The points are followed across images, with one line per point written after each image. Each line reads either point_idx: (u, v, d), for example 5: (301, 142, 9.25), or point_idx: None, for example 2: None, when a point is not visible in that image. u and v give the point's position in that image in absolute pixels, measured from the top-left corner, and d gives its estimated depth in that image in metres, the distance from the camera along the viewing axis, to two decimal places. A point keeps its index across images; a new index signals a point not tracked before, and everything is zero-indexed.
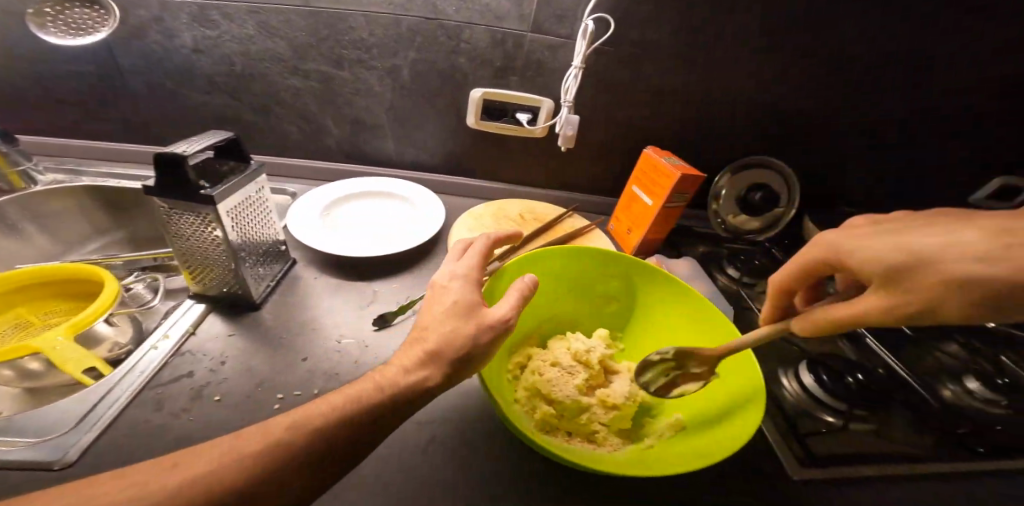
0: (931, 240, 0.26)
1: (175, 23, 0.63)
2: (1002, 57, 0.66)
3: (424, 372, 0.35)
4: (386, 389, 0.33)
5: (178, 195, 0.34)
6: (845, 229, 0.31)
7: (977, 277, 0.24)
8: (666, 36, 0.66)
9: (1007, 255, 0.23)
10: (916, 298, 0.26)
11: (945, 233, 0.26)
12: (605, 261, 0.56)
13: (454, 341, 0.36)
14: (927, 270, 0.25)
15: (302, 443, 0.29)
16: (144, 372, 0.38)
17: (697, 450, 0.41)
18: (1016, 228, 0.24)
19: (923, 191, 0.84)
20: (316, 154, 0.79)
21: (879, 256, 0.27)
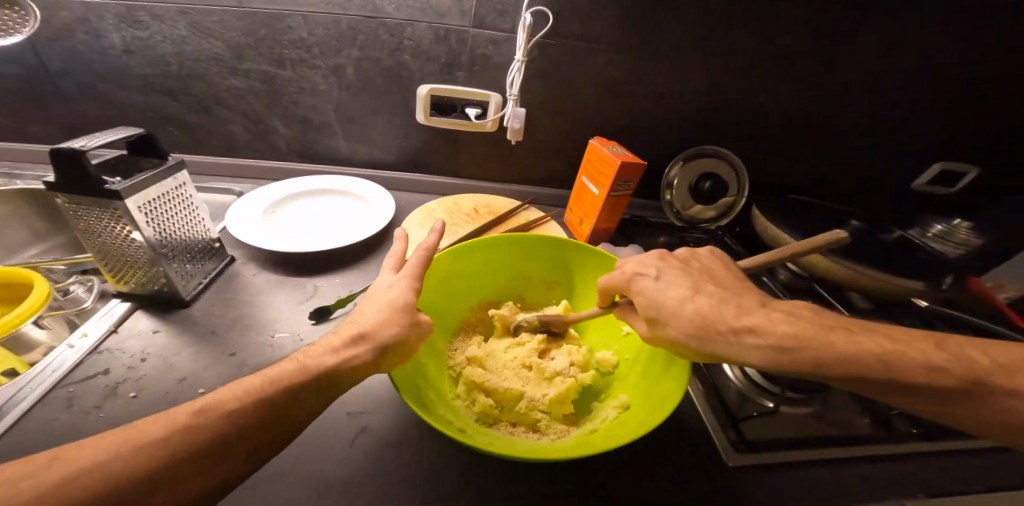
0: (668, 303, 0.38)
1: (102, 24, 0.64)
2: (917, 44, 0.69)
3: (353, 354, 0.35)
4: (310, 370, 0.33)
5: (84, 189, 0.38)
6: (638, 268, 0.42)
7: (680, 333, 0.36)
8: (605, 31, 0.67)
9: (696, 330, 0.36)
10: (659, 331, 0.39)
11: (680, 299, 0.38)
12: (541, 246, 0.57)
13: (387, 326, 0.37)
14: (664, 324, 0.38)
15: (211, 425, 0.28)
16: (55, 372, 0.40)
17: (640, 421, 0.40)
18: (710, 312, 0.36)
19: (860, 177, 0.88)
20: (264, 153, 0.80)
21: (645, 307, 0.39)
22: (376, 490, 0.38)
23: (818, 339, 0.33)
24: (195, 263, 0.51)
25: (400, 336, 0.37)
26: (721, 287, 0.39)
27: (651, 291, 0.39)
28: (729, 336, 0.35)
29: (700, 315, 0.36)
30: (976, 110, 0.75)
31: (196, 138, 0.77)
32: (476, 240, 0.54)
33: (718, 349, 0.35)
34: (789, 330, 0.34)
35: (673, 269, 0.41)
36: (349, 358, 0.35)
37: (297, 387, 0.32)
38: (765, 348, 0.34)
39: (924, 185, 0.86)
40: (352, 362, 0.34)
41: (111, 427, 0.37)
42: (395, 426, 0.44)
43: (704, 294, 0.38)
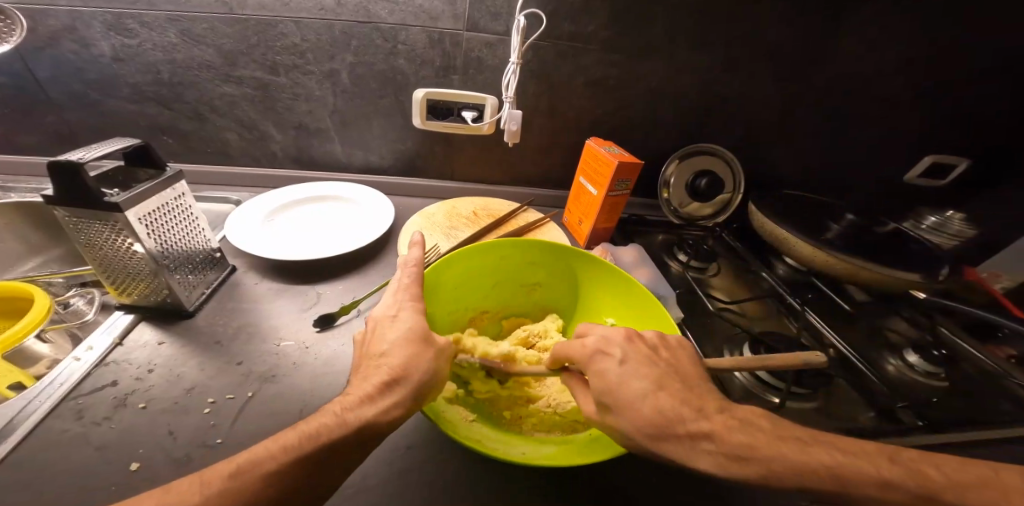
0: (633, 399, 0.36)
1: (89, 32, 0.63)
2: (906, 38, 0.70)
3: (391, 402, 0.34)
4: (349, 422, 0.32)
5: (83, 201, 0.38)
6: (602, 345, 0.40)
7: (628, 431, 0.35)
8: (599, 31, 0.68)
9: (650, 430, 0.34)
10: (602, 422, 0.37)
11: (642, 402, 0.35)
12: (535, 250, 0.57)
13: (418, 366, 0.37)
14: (617, 412, 0.36)
15: (252, 488, 0.28)
16: (64, 383, 0.40)
17: None
18: (664, 418, 0.35)
19: (854, 171, 0.89)
20: (261, 160, 0.80)
21: (601, 391, 0.37)
22: (390, 494, 0.38)
23: (768, 447, 0.33)
24: (196, 274, 0.50)
25: (430, 374, 0.37)
26: (684, 388, 0.37)
27: (608, 375, 0.37)
28: (683, 441, 0.34)
29: (659, 415, 0.35)
30: (965, 103, 0.76)
31: (190, 145, 0.77)
32: (468, 249, 0.52)
33: (664, 453, 0.34)
34: (743, 441, 0.34)
35: (639, 355, 0.39)
36: (387, 407, 0.34)
37: (341, 442, 0.31)
38: (720, 457, 0.33)
39: (916, 178, 0.88)
40: (390, 411, 0.34)
41: (120, 439, 0.37)
42: (406, 430, 0.43)
43: (665, 396, 0.36)
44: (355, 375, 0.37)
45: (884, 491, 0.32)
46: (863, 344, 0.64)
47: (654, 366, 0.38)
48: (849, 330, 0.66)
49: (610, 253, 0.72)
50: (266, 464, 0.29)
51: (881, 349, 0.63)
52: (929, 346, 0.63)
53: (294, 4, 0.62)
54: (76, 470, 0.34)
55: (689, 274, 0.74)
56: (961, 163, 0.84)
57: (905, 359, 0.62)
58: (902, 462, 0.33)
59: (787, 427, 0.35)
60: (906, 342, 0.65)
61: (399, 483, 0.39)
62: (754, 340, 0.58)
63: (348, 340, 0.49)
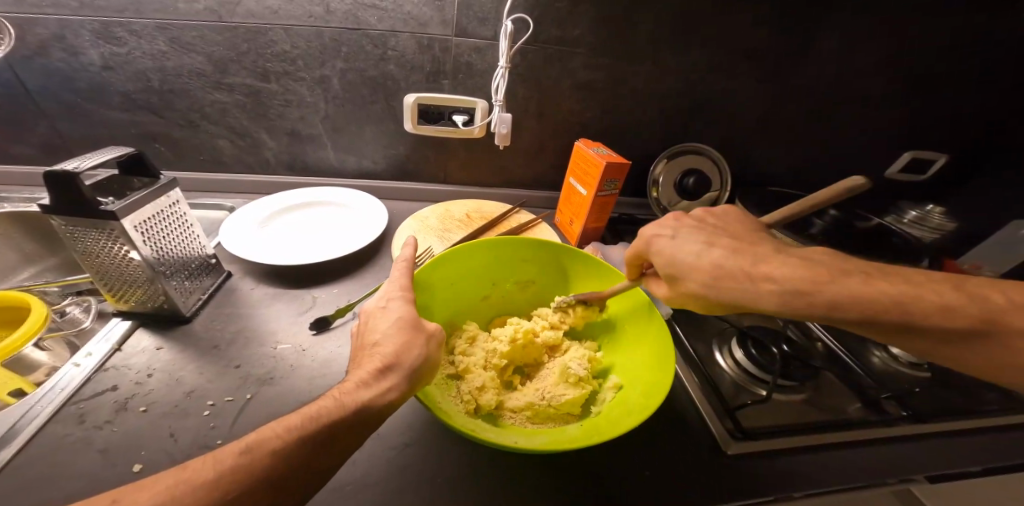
0: (705, 265, 0.36)
1: (78, 40, 0.63)
2: (881, 37, 0.73)
3: (387, 386, 0.35)
4: (347, 405, 0.33)
5: (81, 212, 0.38)
6: (652, 232, 0.41)
7: (701, 293, 0.37)
8: (584, 35, 0.69)
9: (714, 282, 0.36)
10: (682, 296, 0.40)
11: (719, 265, 0.36)
12: (528, 248, 0.58)
13: (409, 352, 0.38)
14: (682, 279, 0.38)
15: (259, 464, 0.28)
16: (64, 389, 0.41)
17: (638, 404, 0.42)
18: (721, 262, 0.36)
19: (836, 169, 0.91)
20: (254, 168, 0.80)
21: (665, 266, 0.39)
22: (392, 491, 0.39)
23: (833, 280, 0.32)
24: (192, 280, 0.51)
25: (422, 357, 0.38)
26: (734, 238, 0.38)
27: (659, 257, 0.40)
28: (746, 281, 0.34)
29: (716, 267, 0.36)
30: (950, 101, 0.80)
31: (181, 153, 0.77)
32: (462, 248, 0.54)
33: (729, 301, 0.35)
34: (806, 275, 0.33)
35: (690, 227, 0.40)
36: (384, 390, 0.35)
37: (342, 422, 0.32)
38: (781, 293, 0.33)
39: (897, 173, 0.91)
40: (387, 394, 0.35)
41: (122, 441, 0.37)
42: (404, 428, 0.44)
43: (719, 247, 0.37)
44: (350, 367, 0.38)
45: (950, 318, 0.30)
46: (849, 337, 0.66)
47: (706, 234, 0.38)
48: (835, 324, 0.68)
49: (601, 253, 0.73)
50: (270, 443, 0.29)
51: (866, 342, 0.65)
52: None
53: (284, 12, 0.63)
54: (79, 471, 0.35)
55: None
56: (939, 158, 0.88)
57: (889, 350, 0.64)
58: (968, 291, 0.31)
59: (851, 264, 0.34)
60: (889, 332, 0.67)
61: (400, 479, 0.40)
62: (742, 335, 0.60)
63: (345, 342, 0.50)
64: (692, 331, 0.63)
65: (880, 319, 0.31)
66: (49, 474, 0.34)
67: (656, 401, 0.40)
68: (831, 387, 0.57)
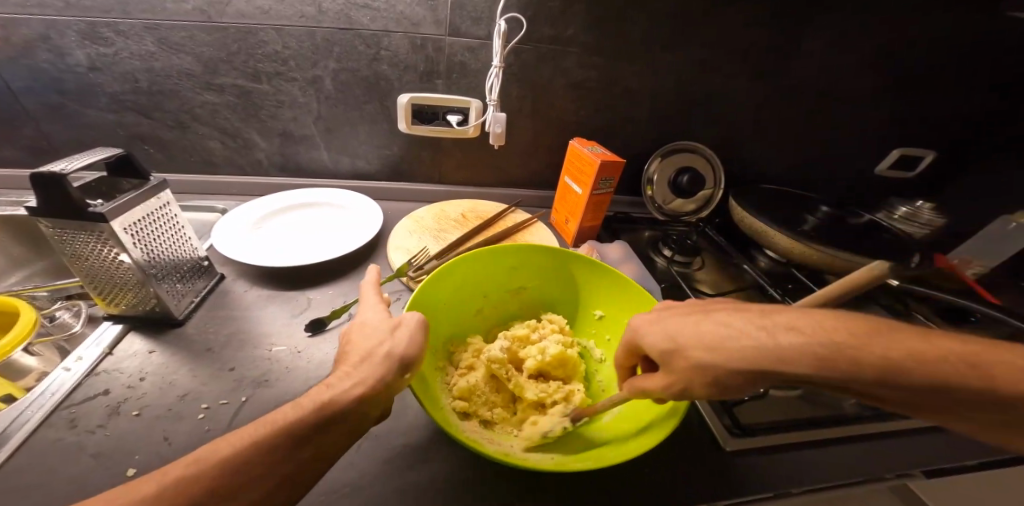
0: (712, 337, 0.31)
1: (63, 41, 0.62)
2: (870, 34, 0.73)
3: (353, 382, 0.34)
4: (307, 406, 0.32)
5: (67, 214, 0.38)
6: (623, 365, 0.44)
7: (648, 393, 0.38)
8: (577, 35, 0.69)
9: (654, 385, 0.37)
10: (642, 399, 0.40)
11: (729, 335, 0.31)
12: (521, 253, 0.58)
13: (379, 351, 0.37)
14: (686, 350, 0.33)
15: (213, 469, 0.28)
16: (55, 394, 0.40)
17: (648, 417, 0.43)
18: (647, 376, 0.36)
19: (827, 166, 0.93)
20: (246, 169, 0.80)
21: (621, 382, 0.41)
22: (391, 492, 0.38)
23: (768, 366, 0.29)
24: (184, 282, 0.50)
25: (394, 352, 0.37)
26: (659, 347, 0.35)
27: (653, 324, 0.36)
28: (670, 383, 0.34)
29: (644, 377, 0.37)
30: (936, 98, 0.82)
31: (172, 154, 0.76)
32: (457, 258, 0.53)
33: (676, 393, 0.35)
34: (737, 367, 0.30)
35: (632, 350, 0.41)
36: (348, 390, 0.34)
37: (309, 420, 0.31)
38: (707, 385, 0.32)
39: (886, 170, 0.93)
40: (352, 394, 0.33)
41: (116, 445, 0.37)
42: (403, 429, 0.44)
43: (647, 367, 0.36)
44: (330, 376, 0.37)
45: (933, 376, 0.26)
46: None
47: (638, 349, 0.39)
48: None
49: (597, 251, 0.73)
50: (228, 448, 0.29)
51: None
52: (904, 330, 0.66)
53: (275, 12, 0.62)
54: (72, 477, 0.34)
55: (674, 269, 0.76)
56: (926, 155, 0.89)
57: None
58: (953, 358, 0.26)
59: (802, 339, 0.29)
60: (882, 328, 0.67)
61: (402, 479, 0.40)
62: None
63: (341, 344, 0.50)
64: None
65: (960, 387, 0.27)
66: (41, 479, 0.34)
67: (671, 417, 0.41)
68: None
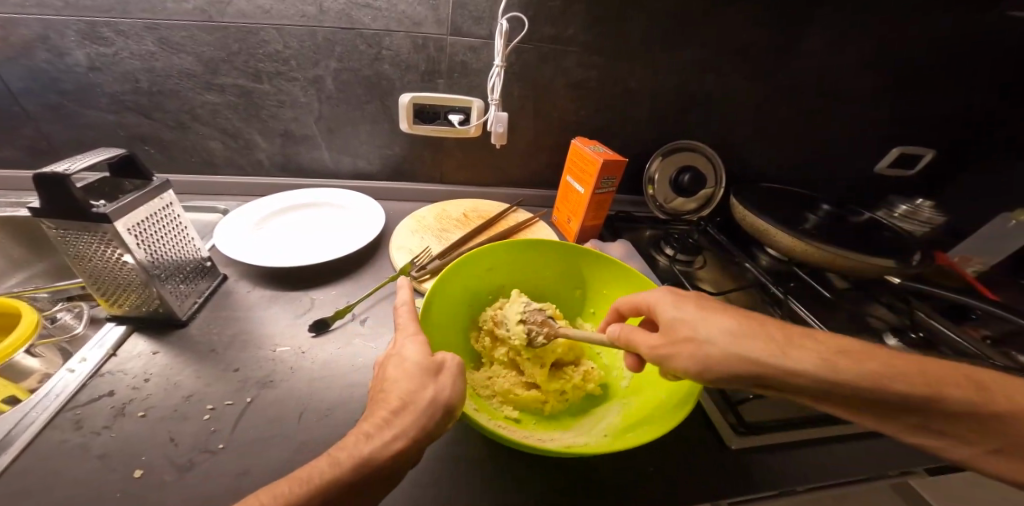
0: (722, 323, 0.36)
1: (63, 41, 0.62)
2: (870, 33, 0.74)
3: (392, 432, 0.32)
4: (345, 461, 0.30)
5: (70, 214, 0.37)
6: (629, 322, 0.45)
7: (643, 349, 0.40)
8: (579, 34, 0.69)
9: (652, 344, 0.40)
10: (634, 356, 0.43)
11: (732, 330, 0.35)
12: (510, 252, 0.57)
13: (419, 395, 0.35)
14: (687, 331, 0.37)
15: None
16: (60, 395, 0.40)
17: (660, 409, 0.43)
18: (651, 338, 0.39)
19: (827, 165, 0.93)
20: (247, 169, 0.79)
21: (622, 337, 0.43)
22: (397, 492, 0.38)
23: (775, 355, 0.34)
24: (187, 283, 0.50)
25: (435, 399, 0.35)
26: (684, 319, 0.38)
27: (666, 305, 0.40)
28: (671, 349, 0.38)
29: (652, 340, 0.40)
30: (936, 97, 0.82)
31: (172, 155, 0.76)
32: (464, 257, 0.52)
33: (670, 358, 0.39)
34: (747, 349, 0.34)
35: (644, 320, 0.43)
36: (387, 442, 0.31)
37: (349, 481, 0.29)
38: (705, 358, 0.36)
39: (886, 168, 0.93)
40: (392, 445, 0.31)
41: (122, 446, 0.37)
42: None
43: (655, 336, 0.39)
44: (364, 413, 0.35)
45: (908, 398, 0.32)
46: (845, 330, 0.67)
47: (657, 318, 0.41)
48: (830, 318, 0.69)
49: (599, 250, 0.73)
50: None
51: (864, 335, 0.66)
52: (905, 328, 0.68)
53: (276, 12, 0.62)
54: (78, 479, 0.34)
55: (676, 267, 0.76)
56: (926, 153, 0.90)
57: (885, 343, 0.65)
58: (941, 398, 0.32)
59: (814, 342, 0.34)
60: (885, 326, 0.67)
61: (408, 479, 0.39)
62: None
63: (345, 344, 0.50)
64: None
65: (912, 407, 0.32)
66: (46, 482, 0.34)
67: (682, 404, 0.41)
68: None
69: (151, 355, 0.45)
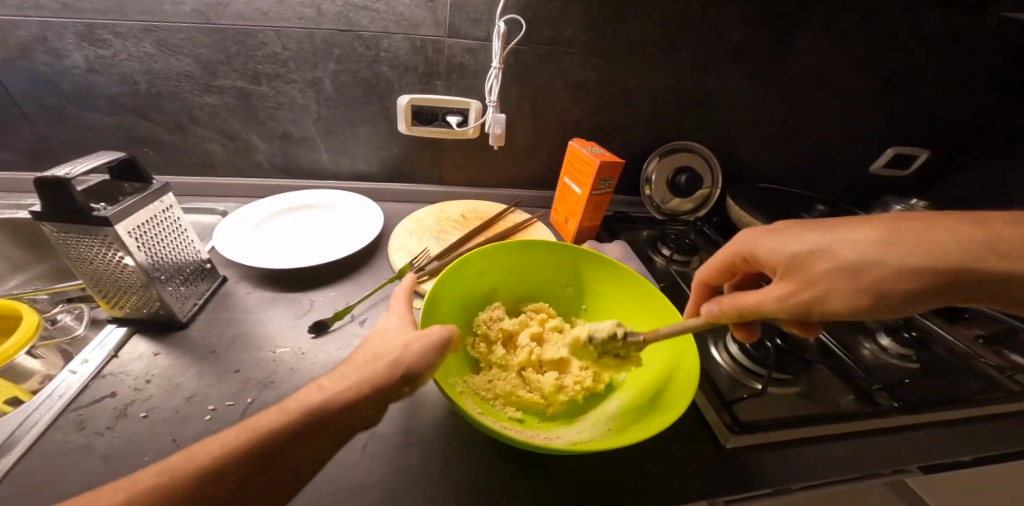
0: (846, 241, 0.33)
1: (61, 43, 0.62)
2: (865, 35, 0.74)
3: (351, 384, 0.34)
4: (296, 405, 0.32)
5: (71, 217, 0.38)
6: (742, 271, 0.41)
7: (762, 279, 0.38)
8: (576, 36, 0.70)
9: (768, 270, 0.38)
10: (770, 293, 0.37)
11: (862, 242, 0.33)
12: (504, 252, 0.57)
13: (384, 354, 0.36)
14: (815, 260, 0.34)
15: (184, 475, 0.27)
16: (63, 396, 0.40)
17: (660, 406, 0.44)
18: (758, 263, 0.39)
19: (823, 165, 0.93)
20: (246, 171, 0.80)
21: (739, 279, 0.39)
22: (397, 490, 0.39)
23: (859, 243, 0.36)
24: (187, 285, 0.50)
25: (397, 361, 0.35)
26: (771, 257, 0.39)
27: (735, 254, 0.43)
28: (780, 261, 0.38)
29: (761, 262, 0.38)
30: (929, 98, 0.83)
31: (171, 157, 0.76)
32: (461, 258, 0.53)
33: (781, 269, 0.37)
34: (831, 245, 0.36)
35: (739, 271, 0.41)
36: (340, 393, 0.33)
37: (299, 426, 0.31)
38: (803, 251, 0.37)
39: (881, 169, 0.94)
40: (342, 395, 0.33)
41: (125, 446, 0.37)
42: (408, 429, 0.44)
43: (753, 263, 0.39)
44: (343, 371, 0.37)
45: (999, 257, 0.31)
46: (839, 329, 0.68)
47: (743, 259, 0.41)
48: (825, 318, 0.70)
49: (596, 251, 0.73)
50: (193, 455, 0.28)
51: (857, 334, 0.67)
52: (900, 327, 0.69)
53: (274, 14, 0.62)
54: (82, 478, 0.34)
55: (673, 268, 0.76)
56: (920, 154, 0.90)
57: (879, 343, 0.65)
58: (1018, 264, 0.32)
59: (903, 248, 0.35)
60: (879, 325, 0.68)
61: (407, 478, 0.40)
62: None
63: (344, 345, 0.50)
64: None
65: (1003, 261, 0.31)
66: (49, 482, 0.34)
67: (680, 402, 0.42)
68: (824, 380, 0.57)
69: (151, 356, 0.45)
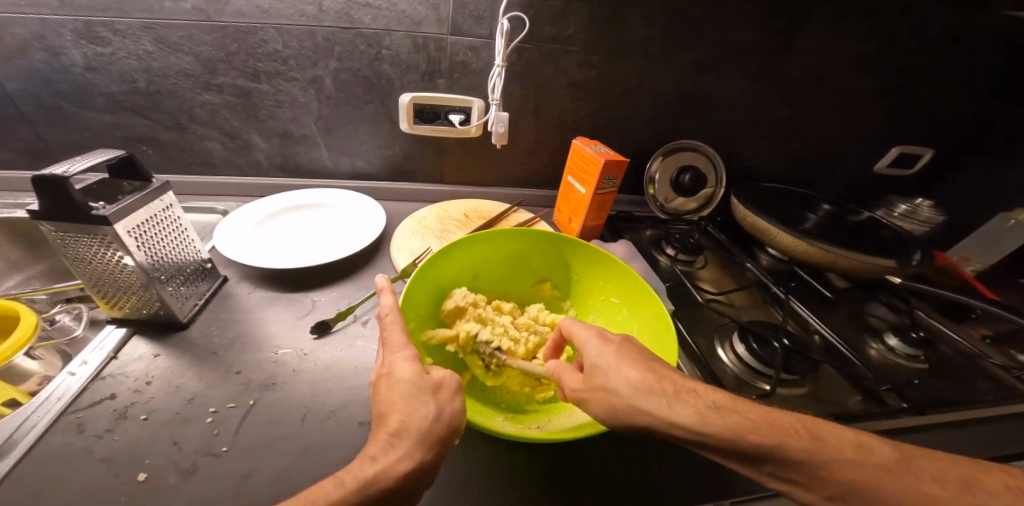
0: (654, 392, 0.34)
1: (59, 41, 0.61)
2: (870, 33, 0.74)
3: (395, 456, 0.31)
4: (348, 482, 0.29)
5: (69, 216, 0.37)
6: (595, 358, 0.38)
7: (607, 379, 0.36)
8: (579, 33, 0.69)
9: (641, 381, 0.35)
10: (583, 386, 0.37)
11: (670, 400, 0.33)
12: (487, 244, 0.56)
13: (417, 412, 0.33)
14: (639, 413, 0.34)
15: None
16: (61, 398, 0.39)
17: None
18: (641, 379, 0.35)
19: (827, 164, 0.93)
20: (246, 170, 0.79)
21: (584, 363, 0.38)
22: None
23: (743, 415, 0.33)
24: (187, 285, 0.50)
25: (438, 415, 0.34)
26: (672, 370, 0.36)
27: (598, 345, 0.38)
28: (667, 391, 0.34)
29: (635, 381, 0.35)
30: (935, 96, 0.82)
31: (171, 156, 0.75)
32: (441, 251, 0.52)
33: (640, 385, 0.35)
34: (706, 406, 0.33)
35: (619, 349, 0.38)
36: (391, 462, 0.31)
37: None
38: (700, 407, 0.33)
39: (885, 168, 0.93)
40: (395, 467, 0.30)
41: (126, 449, 0.36)
42: None
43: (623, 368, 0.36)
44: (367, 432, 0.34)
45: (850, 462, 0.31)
46: (845, 329, 0.67)
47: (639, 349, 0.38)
48: (830, 318, 0.69)
49: None
50: None
51: (863, 335, 0.66)
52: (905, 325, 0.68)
53: (275, 11, 0.62)
54: (81, 482, 0.34)
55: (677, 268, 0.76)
56: (924, 153, 0.90)
57: (885, 342, 0.64)
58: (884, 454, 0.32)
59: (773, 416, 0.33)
60: (886, 325, 0.67)
61: None
62: (744, 330, 0.59)
63: (346, 346, 0.49)
64: (691, 328, 0.62)
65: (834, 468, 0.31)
66: (50, 486, 0.33)
67: None
68: (832, 381, 0.56)
69: (151, 357, 0.45)
